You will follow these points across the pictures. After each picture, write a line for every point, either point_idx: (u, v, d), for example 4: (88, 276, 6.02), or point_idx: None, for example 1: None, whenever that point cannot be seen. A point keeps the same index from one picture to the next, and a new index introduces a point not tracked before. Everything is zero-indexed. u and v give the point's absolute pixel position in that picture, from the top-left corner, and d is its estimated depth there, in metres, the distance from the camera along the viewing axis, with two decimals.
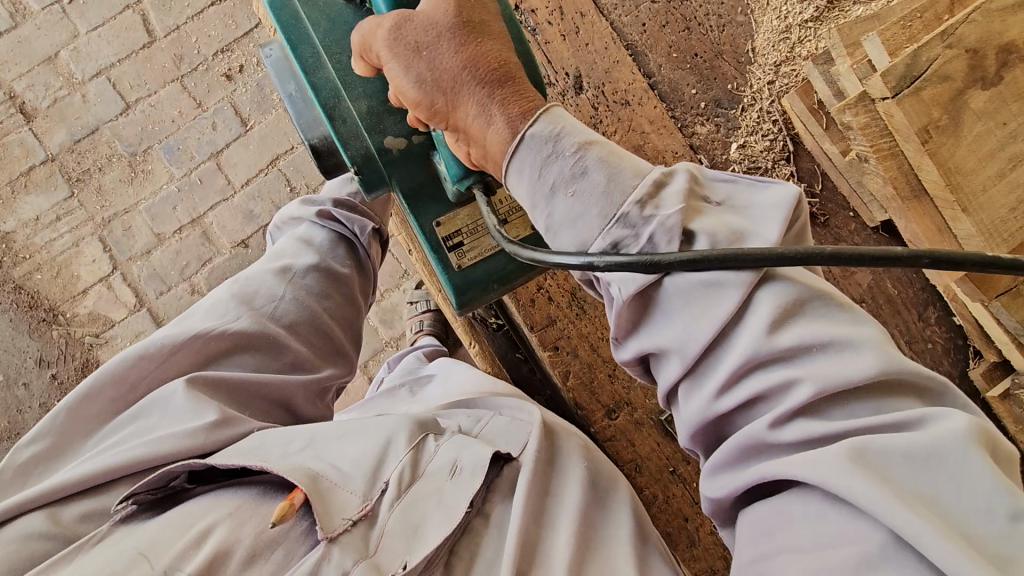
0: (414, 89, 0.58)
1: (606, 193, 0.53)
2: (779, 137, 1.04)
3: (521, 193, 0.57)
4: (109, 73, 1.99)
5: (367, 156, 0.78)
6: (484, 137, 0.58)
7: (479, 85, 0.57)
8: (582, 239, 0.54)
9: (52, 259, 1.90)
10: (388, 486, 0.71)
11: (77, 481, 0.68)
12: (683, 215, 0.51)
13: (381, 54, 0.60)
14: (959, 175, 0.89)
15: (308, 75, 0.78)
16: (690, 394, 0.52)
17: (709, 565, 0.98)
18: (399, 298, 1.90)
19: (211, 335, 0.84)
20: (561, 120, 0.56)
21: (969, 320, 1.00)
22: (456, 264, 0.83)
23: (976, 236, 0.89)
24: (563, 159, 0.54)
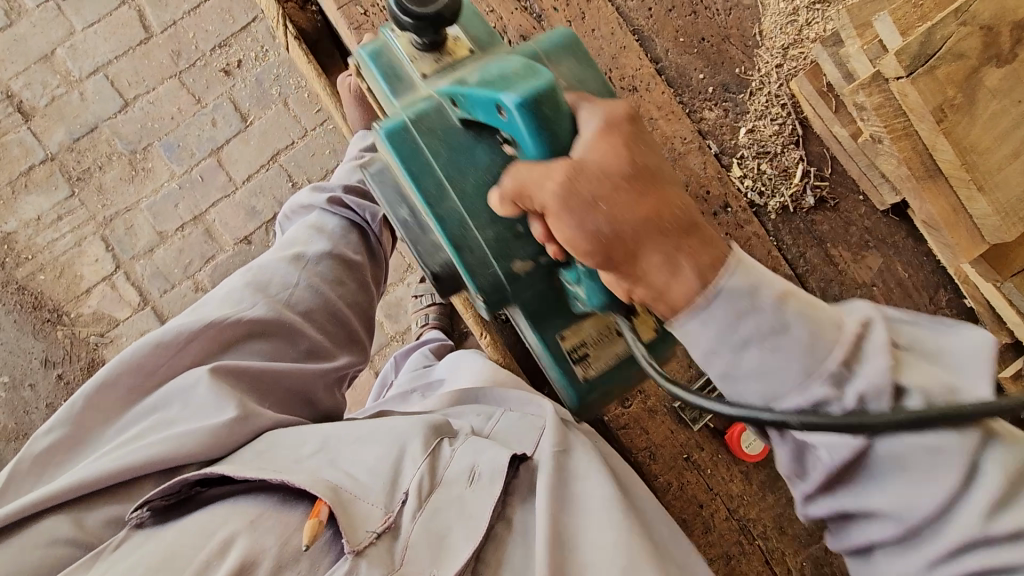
0: (587, 241, 0.56)
1: (810, 350, 0.54)
2: (788, 121, 1.04)
3: (697, 342, 0.57)
4: (107, 70, 1.98)
5: (495, 283, 0.73)
6: (669, 285, 0.56)
7: (664, 235, 0.56)
8: (769, 392, 0.56)
9: (55, 259, 1.89)
10: (407, 496, 0.71)
11: (104, 476, 0.68)
12: (892, 371, 0.53)
13: (545, 203, 0.58)
14: (974, 154, 0.89)
15: (432, 208, 0.72)
16: (892, 558, 0.55)
17: (725, 551, 0.98)
18: (403, 291, 1.90)
19: (226, 324, 0.83)
20: (750, 273, 0.56)
21: (981, 302, 0.99)
22: (581, 375, 0.79)
23: (992, 215, 0.89)
24: (759, 316, 0.55)
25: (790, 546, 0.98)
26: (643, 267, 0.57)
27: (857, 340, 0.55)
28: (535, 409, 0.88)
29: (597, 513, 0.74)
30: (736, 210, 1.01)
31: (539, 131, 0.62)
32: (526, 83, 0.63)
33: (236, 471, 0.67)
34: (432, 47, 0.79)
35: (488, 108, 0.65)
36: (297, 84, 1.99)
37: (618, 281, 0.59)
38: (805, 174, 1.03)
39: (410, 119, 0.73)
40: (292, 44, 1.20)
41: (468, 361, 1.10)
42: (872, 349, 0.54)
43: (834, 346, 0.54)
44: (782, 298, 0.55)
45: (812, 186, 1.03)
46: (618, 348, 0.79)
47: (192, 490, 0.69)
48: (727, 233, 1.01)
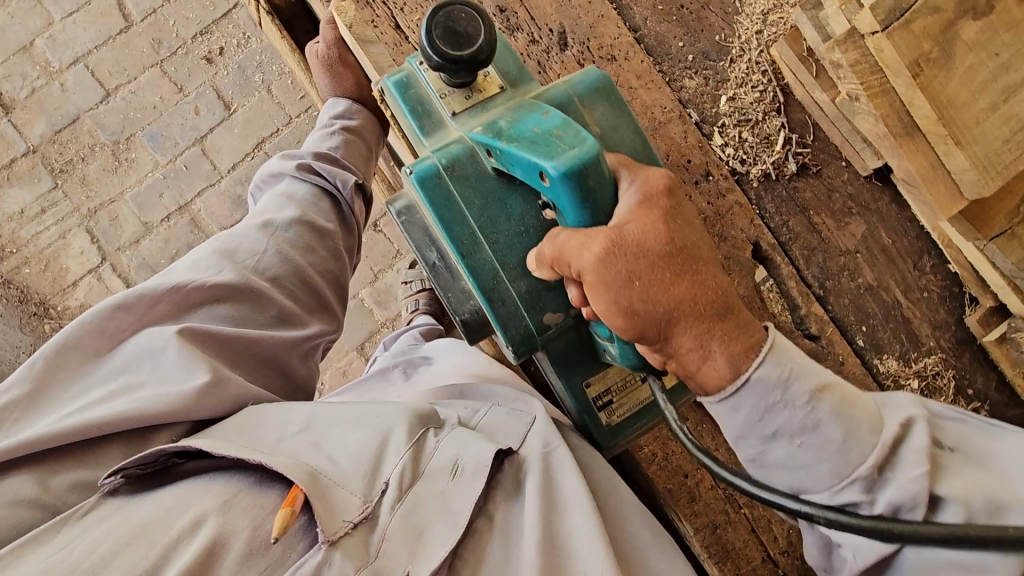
0: (624, 319, 0.62)
1: (841, 449, 0.58)
2: (769, 88, 1.03)
3: (731, 423, 0.64)
4: (87, 60, 1.96)
5: (526, 334, 0.77)
6: (702, 366, 0.63)
7: (699, 321, 0.61)
8: (800, 484, 0.61)
9: (40, 252, 1.88)
10: (388, 486, 0.70)
11: (66, 433, 0.67)
12: (929, 481, 0.55)
13: (583, 270, 0.63)
14: (952, 109, 0.88)
15: (466, 259, 0.75)
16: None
17: (711, 520, 0.97)
18: (393, 278, 1.90)
19: (195, 287, 0.82)
20: (787, 359, 0.61)
21: (965, 267, 0.98)
22: (606, 421, 0.87)
23: (970, 169, 0.89)
24: (792, 408, 0.60)
25: (777, 514, 0.98)
26: (677, 347, 0.63)
27: (893, 443, 0.58)
28: (520, 404, 0.90)
29: (584, 524, 0.74)
30: (717, 179, 1.00)
31: (582, 204, 0.65)
32: (570, 152, 0.64)
33: (214, 447, 0.66)
34: (462, 85, 0.79)
35: (530, 171, 0.68)
36: (280, 71, 1.97)
37: (654, 352, 0.66)
38: (787, 141, 1.02)
39: (443, 166, 0.75)
40: (266, 21, 1.18)
41: (460, 350, 1.12)
42: (909, 453, 0.57)
43: (869, 449, 0.58)
44: (819, 391, 0.60)
45: (795, 153, 1.02)
46: (641, 396, 0.87)
47: (171, 460, 0.68)
48: (710, 202, 0.99)
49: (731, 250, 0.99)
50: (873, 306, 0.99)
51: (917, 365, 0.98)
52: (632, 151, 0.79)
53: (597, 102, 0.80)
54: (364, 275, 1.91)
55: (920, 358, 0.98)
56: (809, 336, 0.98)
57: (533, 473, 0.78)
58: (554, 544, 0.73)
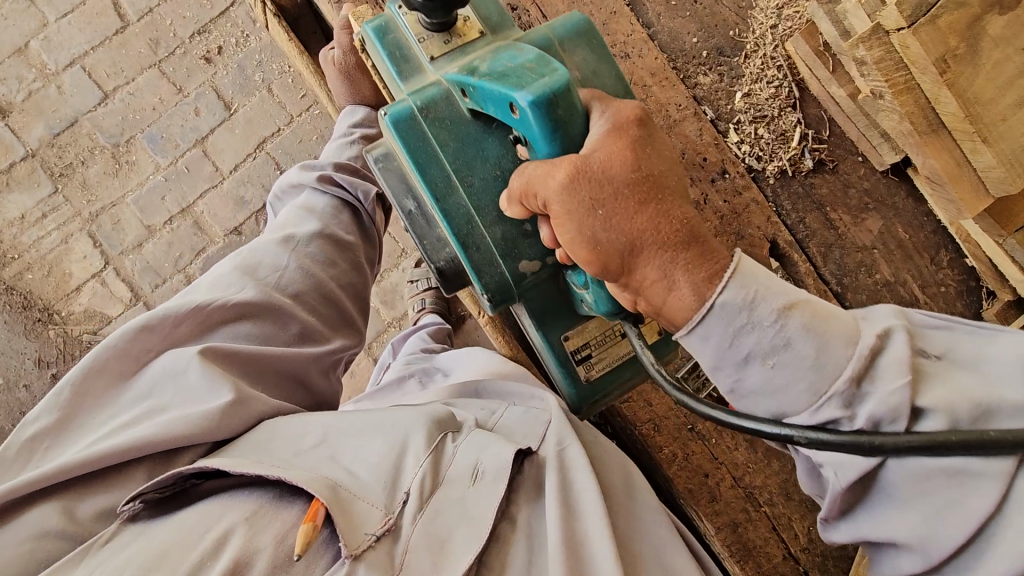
0: (586, 247, 0.57)
1: (817, 366, 0.51)
2: (784, 83, 1.02)
3: (702, 354, 0.56)
4: (83, 62, 1.93)
5: (501, 283, 0.74)
6: (666, 300, 0.56)
7: (662, 248, 0.55)
8: (779, 408, 0.54)
9: (42, 258, 1.86)
10: (409, 496, 0.69)
11: (92, 461, 0.66)
12: (912, 393, 0.49)
13: (547, 199, 0.59)
14: (978, 105, 0.87)
15: (440, 202, 0.73)
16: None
17: (732, 519, 0.97)
18: (398, 277, 1.88)
19: (216, 306, 0.82)
20: (753, 280, 0.53)
21: (983, 262, 0.97)
22: (584, 376, 0.83)
23: (996, 166, 0.88)
24: (760, 329, 0.53)
25: (797, 511, 0.98)
26: (640, 280, 0.56)
27: (873, 355, 0.52)
28: (536, 403, 0.90)
29: (597, 523, 0.72)
30: (734, 177, 0.99)
31: (553, 133, 0.61)
32: (541, 81, 0.62)
33: (233, 466, 0.64)
34: (441, 29, 0.77)
35: (501, 105, 0.65)
36: (280, 69, 1.94)
37: (623, 290, 0.60)
38: (803, 138, 1.01)
39: (418, 108, 0.73)
40: (272, 22, 1.17)
41: (474, 352, 1.13)
42: (888, 363, 0.51)
43: (847, 361, 0.51)
44: (789, 309, 0.53)
45: (811, 149, 1.01)
46: (621, 350, 0.84)
47: (189, 482, 0.68)
48: (726, 201, 0.98)
49: (748, 248, 0.97)
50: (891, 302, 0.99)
51: None
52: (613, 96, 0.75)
53: (576, 46, 0.76)
54: None
55: None
56: None
57: (551, 472, 0.75)
58: (575, 545, 0.70)
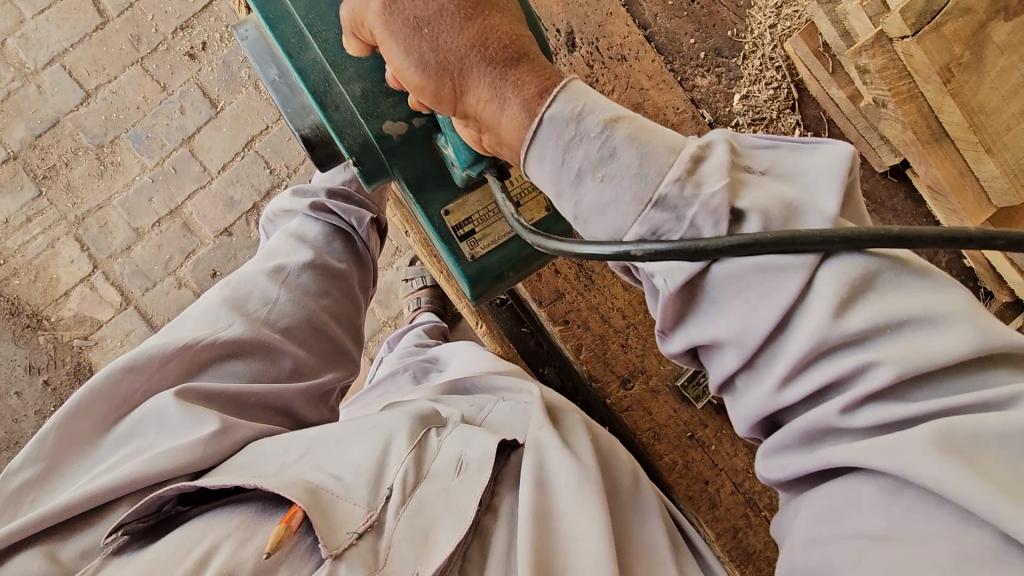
0: (417, 73, 0.54)
1: (640, 174, 0.48)
2: (783, 84, 1.01)
3: (543, 180, 0.53)
4: (63, 60, 1.88)
5: (366, 145, 0.72)
6: (498, 122, 0.54)
7: (491, 65, 0.53)
8: (616, 229, 0.50)
9: (29, 262, 1.83)
10: (392, 492, 0.68)
11: (73, 505, 0.65)
12: (730, 196, 0.46)
13: (376, 31, 0.55)
14: (982, 114, 0.87)
15: (294, 58, 0.71)
16: (750, 383, 0.48)
17: (732, 525, 0.98)
18: (393, 276, 1.87)
19: (205, 343, 0.80)
20: (582, 95, 0.51)
21: (982, 263, 1.01)
22: (468, 254, 0.76)
23: (1000, 176, 0.88)
24: (588, 140, 0.49)
25: None
26: (473, 104, 0.54)
27: (694, 162, 0.48)
28: (525, 396, 0.87)
29: (581, 501, 0.67)
30: None
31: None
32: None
33: (213, 481, 0.64)
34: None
35: None
36: None
37: (464, 121, 0.58)
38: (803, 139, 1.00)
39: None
40: None
41: (466, 348, 1.11)
42: (711, 168, 0.47)
43: (668, 167, 0.48)
44: (615, 120, 0.50)
45: None
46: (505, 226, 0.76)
47: (175, 508, 0.67)
48: None
49: None
50: None
51: None
52: None
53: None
54: None
55: None
56: None
57: (526, 458, 0.72)
58: (545, 521, 0.67)
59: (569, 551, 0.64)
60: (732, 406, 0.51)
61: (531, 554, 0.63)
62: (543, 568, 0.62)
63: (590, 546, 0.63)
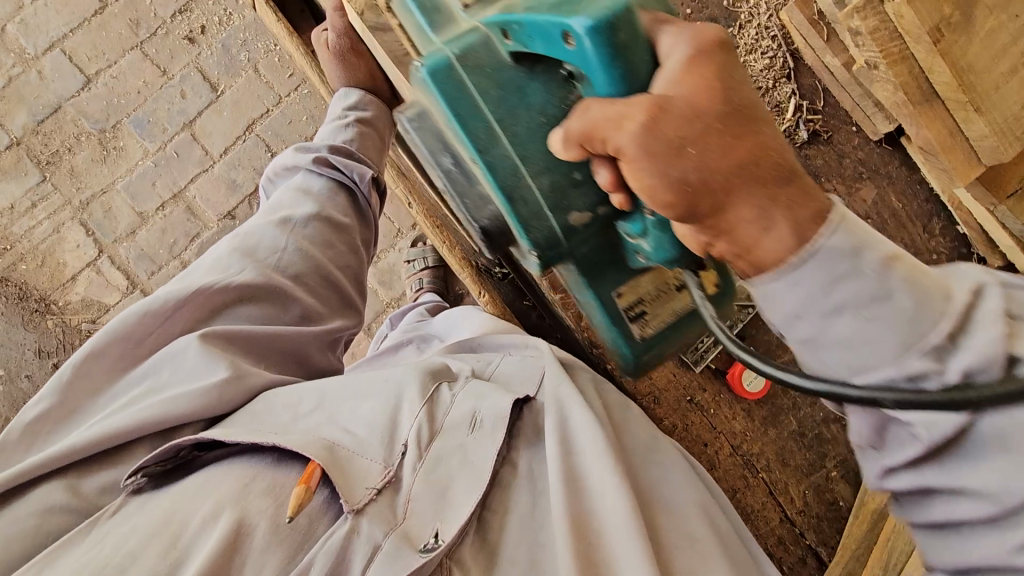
0: (669, 191, 0.49)
1: (912, 321, 0.46)
2: (779, 54, 1.03)
3: (780, 300, 0.50)
4: (63, 45, 1.89)
5: (550, 237, 0.67)
6: (761, 250, 0.49)
7: (763, 186, 0.48)
8: (857, 364, 0.48)
9: (35, 248, 1.85)
10: (407, 447, 0.71)
11: (94, 441, 0.68)
12: (1008, 341, 0.44)
13: (623, 147, 0.50)
14: (971, 74, 0.90)
15: (482, 154, 0.64)
16: (980, 534, 0.47)
17: (731, 485, 1.01)
18: (395, 257, 1.89)
19: (215, 289, 0.81)
20: (861, 231, 0.48)
21: (974, 229, 1.01)
22: (638, 333, 0.77)
23: (989, 135, 0.91)
24: (860, 280, 0.46)
25: (794, 476, 1.02)
26: (731, 221, 0.50)
27: (963, 314, 0.46)
28: (531, 351, 0.90)
29: (599, 460, 0.71)
30: None
31: (612, 60, 0.53)
32: (599, 4, 0.53)
33: (226, 435, 0.67)
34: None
35: (551, 35, 0.56)
36: (265, 48, 1.91)
37: (704, 236, 0.53)
38: (798, 108, 1.02)
39: (455, 56, 0.64)
40: (259, 3, 1.18)
41: (468, 314, 1.12)
42: (984, 317, 0.45)
43: (943, 315, 0.46)
44: (888, 260, 0.47)
45: (806, 120, 1.02)
46: (675, 306, 0.78)
47: (191, 454, 0.70)
48: None
49: None
50: None
51: None
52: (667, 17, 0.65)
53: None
54: None
55: None
56: None
57: (549, 413, 0.76)
58: (573, 479, 0.71)
59: (600, 509, 0.69)
60: (940, 534, 0.50)
61: (567, 511, 0.67)
62: (578, 526, 0.67)
63: (619, 506, 0.68)
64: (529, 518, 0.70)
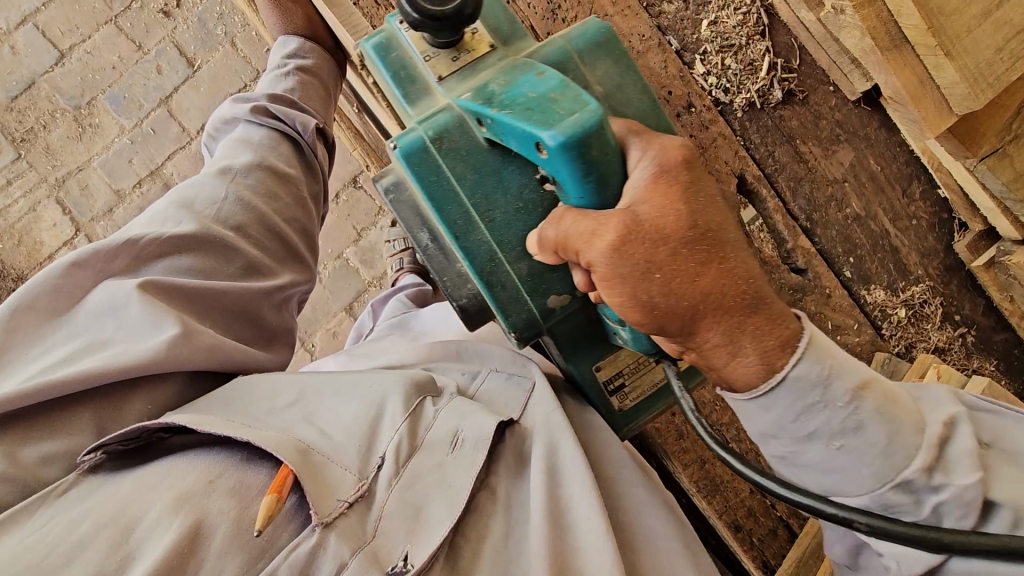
0: (638, 311, 0.58)
1: (886, 453, 0.57)
2: (752, 10, 0.99)
3: (761, 423, 0.61)
4: (36, 19, 1.86)
5: (531, 320, 0.72)
6: (729, 362, 0.59)
7: (727, 314, 0.57)
8: (834, 486, 0.60)
9: (12, 226, 1.82)
10: (384, 461, 0.69)
11: (24, 396, 0.64)
12: (984, 488, 0.55)
13: (594, 260, 0.58)
14: (942, 16, 0.85)
15: (461, 240, 0.69)
16: None
17: (700, 455, 0.99)
18: (377, 236, 1.86)
19: (150, 240, 0.78)
20: (825, 354, 0.58)
21: (954, 190, 1.00)
22: (618, 406, 0.83)
23: (959, 82, 0.87)
24: (833, 409, 0.58)
25: None
26: (701, 339, 0.59)
27: (938, 443, 0.58)
28: (518, 369, 0.87)
29: (583, 494, 0.71)
30: (701, 109, 0.98)
31: (586, 177, 0.59)
32: (569, 119, 0.58)
33: (197, 423, 0.64)
34: (448, 45, 0.71)
35: (527, 143, 0.61)
36: (242, 22, 1.87)
37: (673, 346, 0.62)
38: (772, 67, 0.99)
39: (430, 138, 0.68)
40: None
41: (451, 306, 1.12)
42: (955, 456, 0.57)
43: (914, 449, 0.57)
44: (860, 390, 0.58)
45: (779, 80, 1.00)
46: (654, 377, 0.82)
47: (156, 436, 0.67)
48: (693, 135, 0.98)
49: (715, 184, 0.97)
50: (861, 236, 1.00)
51: (904, 294, 0.99)
52: (639, 110, 0.71)
53: (600, 60, 0.71)
54: (348, 234, 1.87)
55: (908, 287, 1.00)
56: (796, 269, 0.99)
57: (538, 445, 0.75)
58: (557, 517, 0.71)
59: (584, 548, 0.69)
60: None
61: (548, 550, 0.67)
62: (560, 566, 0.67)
63: (597, 543, 0.68)
64: (502, 548, 0.70)
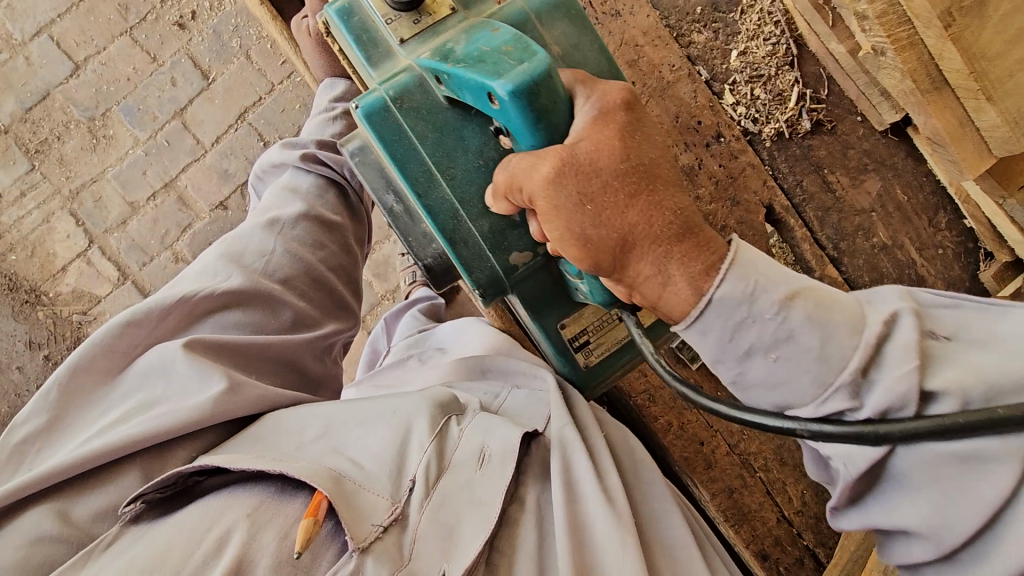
0: (576, 247, 0.59)
1: (822, 357, 0.54)
2: (782, 40, 1.02)
3: (704, 350, 0.60)
4: (51, 30, 1.85)
5: (492, 277, 0.74)
6: (662, 293, 0.58)
7: (654, 244, 0.57)
8: (784, 401, 0.57)
9: (25, 237, 1.82)
10: (415, 484, 0.68)
11: (82, 462, 0.65)
12: (920, 378, 0.51)
13: (534, 195, 0.59)
14: (984, 60, 0.90)
15: (423, 199, 0.71)
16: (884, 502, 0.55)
17: (727, 484, 0.99)
18: (390, 249, 1.86)
19: (203, 296, 0.80)
20: (752, 271, 0.56)
21: (982, 223, 1.00)
22: (584, 362, 0.83)
23: (1000, 125, 0.93)
24: (762, 323, 0.56)
25: (791, 475, 1.00)
26: (633, 268, 0.58)
27: (879, 341, 0.54)
28: (538, 381, 0.86)
29: (600, 507, 0.71)
30: (730, 139, 0.98)
31: (536, 125, 0.60)
32: (518, 69, 0.59)
33: (230, 462, 0.64)
34: (409, 7, 0.71)
35: (478, 94, 0.62)
36: (257, 34, 1.87)
37: (614, 281, 0.62)
38: (801, 96, 1.01)
39: (390, 98, 0.70)
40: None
41: (470, 325, 1.10)
42: (894, 349, 0.53)
43: (852, 351, 0.54)
44: (791, 299, 0.55)
45: (808, 110, 1.01)
46: (619, 334, 0.83)
47: (191, 480, 0.66)
48: (721, 164, 0.97)
49: (744, 214, 0.96)
50: (888, 265, 1.00)
51: None
52: (597, 69, 0.74)
53: (556, 20, 0.73)
54: None
55: None
56: None
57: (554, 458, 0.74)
58: (579, 534, 0.69)
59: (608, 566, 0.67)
60: (863, 508, 0.57)
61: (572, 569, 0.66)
62: None
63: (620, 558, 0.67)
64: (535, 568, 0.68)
